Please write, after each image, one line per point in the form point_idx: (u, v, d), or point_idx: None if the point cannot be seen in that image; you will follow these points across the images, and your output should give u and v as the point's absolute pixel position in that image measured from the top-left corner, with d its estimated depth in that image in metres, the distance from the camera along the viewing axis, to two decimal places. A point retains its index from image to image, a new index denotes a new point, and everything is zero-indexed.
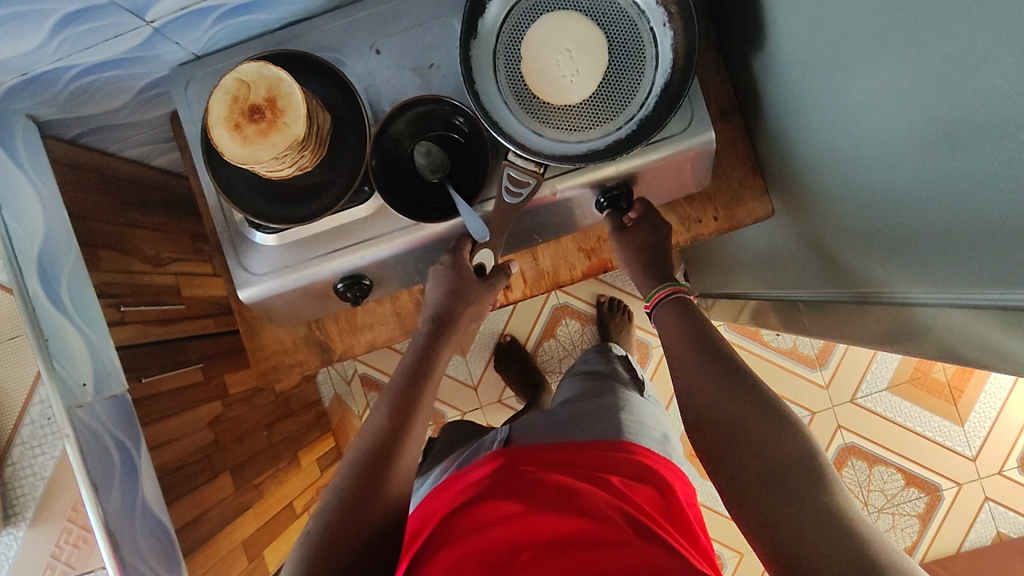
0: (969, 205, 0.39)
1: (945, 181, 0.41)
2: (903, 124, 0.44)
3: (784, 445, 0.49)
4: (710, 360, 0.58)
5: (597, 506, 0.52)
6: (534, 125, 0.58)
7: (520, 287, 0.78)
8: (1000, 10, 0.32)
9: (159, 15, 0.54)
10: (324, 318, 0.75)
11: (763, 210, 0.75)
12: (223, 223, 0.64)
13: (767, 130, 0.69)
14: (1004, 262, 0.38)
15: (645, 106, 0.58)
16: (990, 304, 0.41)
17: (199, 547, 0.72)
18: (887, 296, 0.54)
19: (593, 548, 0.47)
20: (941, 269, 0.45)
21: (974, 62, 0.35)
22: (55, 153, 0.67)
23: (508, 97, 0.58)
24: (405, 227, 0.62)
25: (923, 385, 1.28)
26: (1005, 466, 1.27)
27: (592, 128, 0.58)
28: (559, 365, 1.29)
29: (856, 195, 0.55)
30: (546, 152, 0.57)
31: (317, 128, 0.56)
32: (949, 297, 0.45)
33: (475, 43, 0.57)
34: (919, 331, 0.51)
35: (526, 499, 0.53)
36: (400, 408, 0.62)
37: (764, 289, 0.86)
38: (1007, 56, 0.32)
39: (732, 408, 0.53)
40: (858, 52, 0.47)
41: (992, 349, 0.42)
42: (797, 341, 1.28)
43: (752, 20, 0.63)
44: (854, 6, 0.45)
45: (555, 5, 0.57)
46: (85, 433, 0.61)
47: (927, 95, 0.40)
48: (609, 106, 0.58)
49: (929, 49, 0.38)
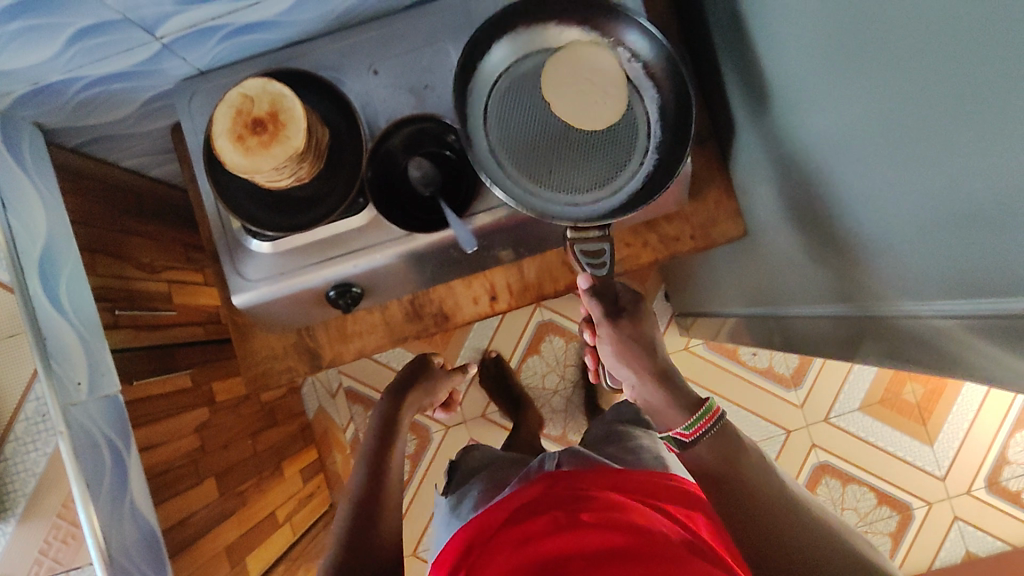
0: (934, 219, 0.43)
1: (910, 199, 0.45)
2: (869, 145, 0.48)
3: (792, 512, 0.60)
4: (721, 452, 0.65)
5: (658, 528, 0.58)
6: (572, 193, 0.61)
7: (506, 297, 0.79)
8: (947, 43, 0.35)
9: (169, 31, 0.57)
10: (314, 325, 0.78)
11: (737, 230, 0.79)
12: (220, 231, 0.66)
13: (741, 155, 0.74)
14: (963, 274, 0.42)
15: (654, 134, 0.61)
16: (951, 312, 0.44)
17: (183, 550, 0.72)
18: (864, 313, 0.57)
19: (651, 557, 0.53)
20: (916, 284, 0.48)
21: (925, 87, 0.39)
22: (57, 160, 0.69)
23: (532, 185, 0.60)
24: (396, 238, 0.64)
25: (894, 407, 1.32)
26: (974, 486, 1.31)
27: (618, 173, 0.61)
28: (542, 381, 1.31)
29: (827, 216, 0.59)
30: (597, 214, 0.60)
31: (316, 141, 0.59)
32: (920, 309, 0.49)
33: (472, 128, 0.61)
34: (895, 344, 0.54)
35: (593, 513, 0.59)
36: (375, 463, 0.77)
37: (740, 307, 0.89)
38: (951, 83, 0.36)
39: (756, 483, 0.63)
40: (827, 85, 0.51)
41: (958, 362, 0.45)
42: (772, 361, 1.32)
43: (727, 51, 0.68)
44: (820, 38, 0.49)
45: (529, 80, 0.61)
46: (78, 429, 0.62)
47: (890, 121, 0.44)
48: (621, 147, 0.61)
49: (888, 78, 0.42)
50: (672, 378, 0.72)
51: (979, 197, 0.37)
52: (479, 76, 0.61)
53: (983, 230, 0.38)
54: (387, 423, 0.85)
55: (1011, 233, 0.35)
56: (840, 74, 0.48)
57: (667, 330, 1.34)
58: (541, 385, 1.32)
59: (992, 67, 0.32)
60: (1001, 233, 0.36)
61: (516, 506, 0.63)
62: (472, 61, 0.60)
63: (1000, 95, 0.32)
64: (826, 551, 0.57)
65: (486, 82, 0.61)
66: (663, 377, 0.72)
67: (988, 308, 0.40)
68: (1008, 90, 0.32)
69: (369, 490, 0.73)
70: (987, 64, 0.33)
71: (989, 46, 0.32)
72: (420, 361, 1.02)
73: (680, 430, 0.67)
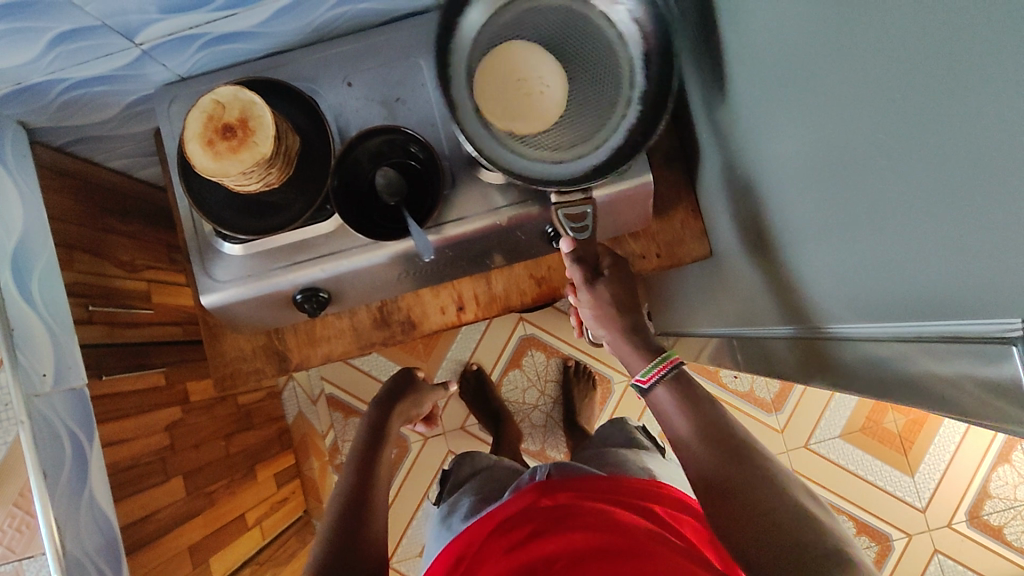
0: (877, 240, 0.44)
1: (856, 219, 0.46)
2: (819, 169, 0.49)
3: (770, 494, 0.53)
4: (712, 434, 0.59)
5: (636, 529, 0.59)
6: (553, 151, 0.61)
7: (472, 309, 0.81)
8: (885, 64, 0.36)
9: (148, 37, 0.59)
10: (284, 327, 0.79)
11: (702, 250, 0.81)
12: (192, 233, 0.68)
13: (708, 178, 0.75)
14: (906, 296, 0.42)
15: (637, 84, 0.61)
16: (894, 333, 0.46)
17: (142, 547, 0.73)
18: (818, 333, 0.58)
19: (620, 554, 0.55)
20: (862, 306, 0.49)
21: (868, 107, 0.39)
22: (41, 158, 0.71)
23: (519, 147, 0.60)
24: (363, 245, 0.66)
25: (874, 435, 1.31)
26: (954, 519, 1.29)
27: (602, 126, 0.61)
28: (522, 395, 1.32)
29: (783, 237, 0.60)
30: (583, 171, 0.60)
31: (285, 148, 0.61)
32: (866, 330, 0.49)
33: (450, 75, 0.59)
34: (849, 365, 0.54)
35: (571, 518, 0.60)
36: (363, 470, 0.77)
37: (708, 327, 0.90)
38: (890, 105, 0.37)
39: (734, 468, 0.55)
40: (781, 109, 0.52)
41: (911, 385, 0.45)
42: (753, 385, 1.33)
43: (696, 74, 0.69)
44: (774, 60, 0.51)
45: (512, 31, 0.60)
46: (40, 420, 0.64)
47: (838, 140, 0.45)
48: (604, 100, 0.61)
49: (835, 100, 0.43)
50: (642, 333, 0.69)
51: (920, 215, 0.38)
52: (461, 32, 0.60)
53: (925, 247, 0.38)
54: (372, 433, 0.85)
55: (955, 247, 0.36)
56: (792, 99, 0.50)
57: None
58: (521, 400, 1.32)
59: (930, 86, 0.33)
60: (944, 248, 0.37)
61: (500, 518, 0.64)
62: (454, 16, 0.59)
63: (940, 111, 0.33)
64: (812, 537, 0.49)
65: (467, 34, 0.60)
66: (633, 330, 0.69)
67: (930, 330, 0.41)
68: (942, 105, 0.33)
69: (345, 497, 0.72)
70: (924, 82, 0.34)
71: (926, 66, 0.33)
72: (405, 373, 1.03)
73: (639, 377, 0.65)
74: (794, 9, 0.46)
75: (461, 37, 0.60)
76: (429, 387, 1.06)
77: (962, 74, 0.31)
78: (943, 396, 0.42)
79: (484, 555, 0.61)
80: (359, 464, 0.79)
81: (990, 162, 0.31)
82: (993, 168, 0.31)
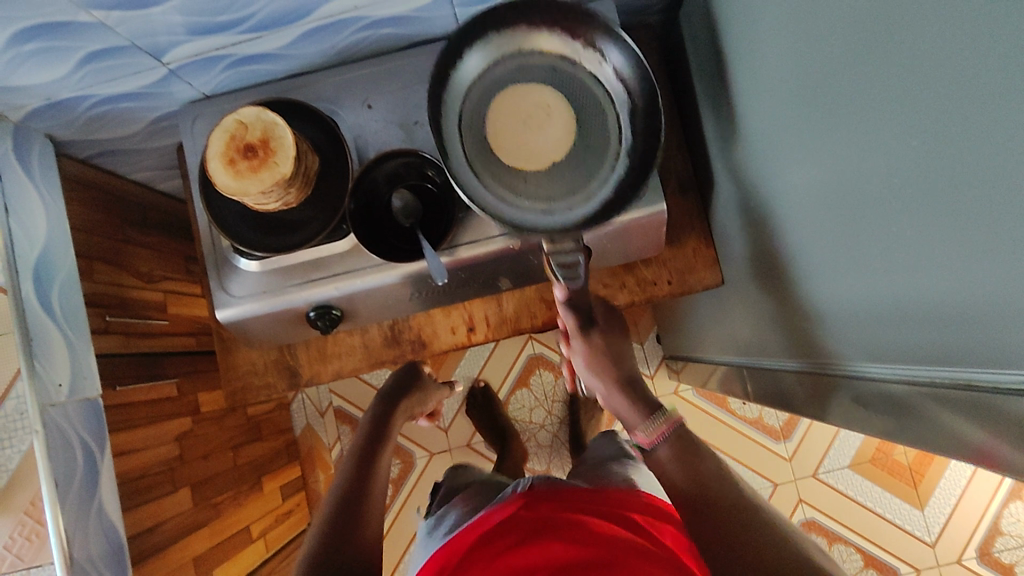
0: (887, 284, 0.44)
1: (867, 259, 0.46)
2: (830, 206, 0.49)
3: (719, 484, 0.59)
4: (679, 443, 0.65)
5: (622, 542, 0.58)
6: (541, 203, 0.58)
7: (483, 330, 0.82)
8: (900, 108, 0.37)
9: (175, 57, 0.60)
10: (296, 344, 0.81)
11: (712, 278, 0.82)
12: (210, 248, 0.69)
13: (721, 206, 0.76)
14: (917, 342, 0.42)
15: (626, 140, 0.59)
16: (903, 377, 0.45)
17: (149, 558, 0.73)
18: (832, 371, 0.56)
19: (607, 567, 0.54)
20: (873, 345, 0.48)
21: (883, 147, 0.40)
22: (67, 169, 0.73)
23: (503, 198, 0.58)
24: (376, 265, 0.67)
25: (885, 466, 1.30)
26: (964, 555, 1.26)
27: (592, 181, 0.59)
28: (529, 415, 1.31)
29: (793, 270, 0.60)
30: (570, 221, 0.58)
31: (305, 168, 0.62)
32: (876, 370, 0.49)
33: (444, 127, 0.58)
34: (858, 403, 0.53)
35: (559, 530, 0.59)
36: (361, 468, 0.76)
37: (717, 353, 0.90)
38: (903, 152, 0.38)
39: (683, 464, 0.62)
40: (794, 143, 0.53)
41: (925, 434, 0.44)
42: (762, 412, 1.32)
43: (712, 103, 0.70)
44: (790, 95, 0.51)
45: (500, 86, 0.59)
46: (54, 429, 0.65)
47: (848, 180, 0.45)
48: (592, 155, 0.59)
49: (851, 139, 0.43)
50: (636, 385, 0.73)
51: (932, 262, 0.38)
52: (451, 85, 0.59)
53: (934, 289, 0.39)
54: (374, 431, 0.84)
55: (966, 290, 0.36)
56: (807, 137, 0.50)
57: (657, 372, 1.35)
58: (528, 419, 1.32)
59: (947, 134, 0.34)
60: (951, 298, 0.37)
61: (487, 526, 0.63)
62: (446, 68, 0.58)
63: (959, 158, 0.33)
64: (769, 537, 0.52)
65: (458, 92, 0.59)
66: (630, 385, 0.73)
67: (942, 376, 0.41)
68: (961, 154, 0.33)
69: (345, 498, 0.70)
70: (943, 129, 0.34)
71: (940, 110, 0.34)
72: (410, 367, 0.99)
73: (641, 436, 0.67)
74: (810, 49, 0.46)
75: (451, 95, 0.59)
76: (436, 386, 1.03)
77: (985, 129, 0.31)
78: (949, 438, 0.42)
79: (468, 566, 0.59)
80: (356, 464, 0.77)
81: (1007, 215, 0.31)
82: (1004, 222, 0.31)
